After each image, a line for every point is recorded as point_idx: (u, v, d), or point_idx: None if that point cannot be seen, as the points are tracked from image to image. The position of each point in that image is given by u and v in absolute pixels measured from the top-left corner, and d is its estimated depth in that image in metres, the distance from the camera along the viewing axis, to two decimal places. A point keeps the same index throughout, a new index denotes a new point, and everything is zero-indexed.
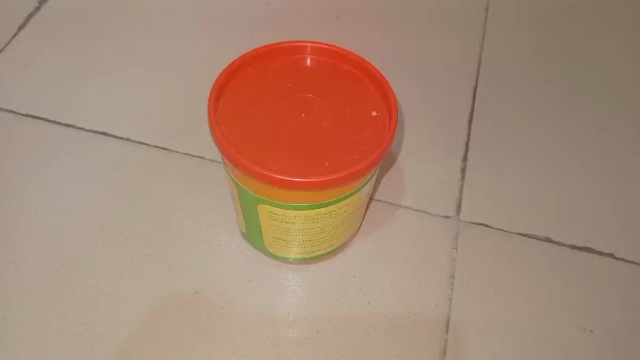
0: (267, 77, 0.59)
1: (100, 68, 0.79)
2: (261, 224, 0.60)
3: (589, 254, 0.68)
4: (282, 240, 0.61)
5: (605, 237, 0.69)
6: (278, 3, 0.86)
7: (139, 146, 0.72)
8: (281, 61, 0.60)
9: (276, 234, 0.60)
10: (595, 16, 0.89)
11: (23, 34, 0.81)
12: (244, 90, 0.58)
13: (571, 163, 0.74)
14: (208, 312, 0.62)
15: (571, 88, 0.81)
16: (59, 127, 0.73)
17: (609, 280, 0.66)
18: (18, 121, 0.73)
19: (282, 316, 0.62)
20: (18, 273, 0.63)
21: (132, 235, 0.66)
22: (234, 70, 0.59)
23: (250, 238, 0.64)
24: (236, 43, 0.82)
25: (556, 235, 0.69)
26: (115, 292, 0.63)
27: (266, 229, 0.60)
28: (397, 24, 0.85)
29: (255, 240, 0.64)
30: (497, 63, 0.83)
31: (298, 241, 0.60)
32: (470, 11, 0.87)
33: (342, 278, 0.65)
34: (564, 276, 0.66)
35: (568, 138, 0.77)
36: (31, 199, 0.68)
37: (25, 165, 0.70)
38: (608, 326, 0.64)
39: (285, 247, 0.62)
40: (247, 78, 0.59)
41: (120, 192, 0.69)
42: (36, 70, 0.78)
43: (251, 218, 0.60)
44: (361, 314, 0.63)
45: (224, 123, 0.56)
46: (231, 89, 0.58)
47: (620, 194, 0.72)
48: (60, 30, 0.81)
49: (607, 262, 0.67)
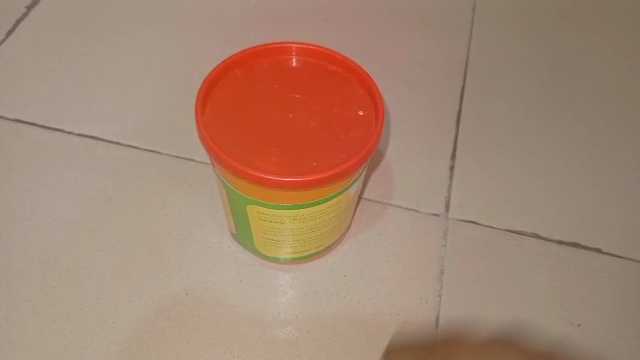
0: (255, 78, 0.60)
1: (90, 72, 0.79)
2: (251, 226, 0.60)
3: (576, 249, 0.68)
4: (273, 240, 0.61)
5: (592, 233, 0.70)
6: (267, 6, 0.86)
7: (129, 150, 0.73)
8: (268, 63, 0.61)
9: (267, 235, 0.60)
10: (580, 14, 0.90)
11: (11, 39, 0.81)
12: (231, 91, 0.59)
13: (559, 161, 0.75)
14: (199, 313, 0.62)
15: (557, 86, 0.82)
16: (48, 131, 0.73)
17: (596, 275, 0.67)
18: (8, 126, 0.73)
19: (272, 317, 0.63)
20: (9, 277, 0.63)
21: (122, 237, 0.66)
22: (222, 71, 0.59)
23: (241, 241, 0.65)
24: (224, 46, 0.82)
25: (544, 231, 0.69)
26: (106, 295, 0.63)
27: (256, 229, 0.60)
28: (385, 25, 0.86)
29: (247, 243, 0.64)
30: (484, 62, 0.83)
31: (288, 241, 0.61)
32: (457, 11, 0.88)
33: (333, 277, 0.65)
34: (552, 272, 0.67)
35: (554, 135, 0.77)
36: (22, 204, 0.68)
37: (14, 171, 0.70)
38: (597, 322, 0.64)
39: (275, 247, 0.62)
40: (234, 79, 0.60)
41: (111, 195, 0.69)
42: (25, 74, 0.78)
43: (242, 221, 0.60)
44: (351, 313, 0.63)
45: (211, 124, 0.56)
46: (218, 90, 0.59)
47: (606, 190, 0.73)
48: (48, 35, 0.82)
49: (594, 257, 0.68)
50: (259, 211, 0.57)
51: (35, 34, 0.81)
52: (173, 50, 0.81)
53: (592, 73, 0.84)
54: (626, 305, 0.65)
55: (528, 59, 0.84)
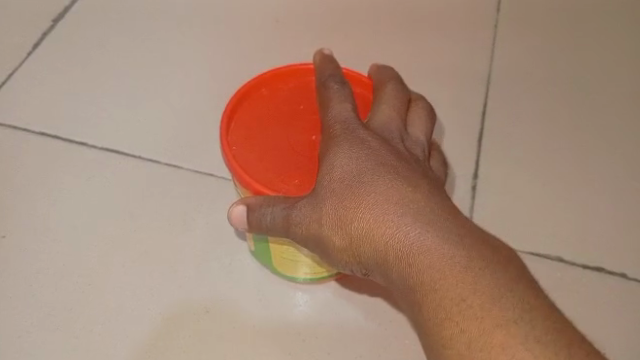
0: (280, 98, 0.60)
1: (114, 85, 0.79)
2: (266, 247, 0.62)
3: (601, 273, 0.68)
4: (285, 263, 0.62)
5: (617, 258, 0.70)
6: (288, 20, 0.87)
7: (153, 165, 0.73)
8: (296, 82, 0.61)
9: (279, 257, 0.62)
10: (604, 29, 0.89)
11: (37, 54, 0.80)
12: (257, 111, 0.59)
13: (586, 186, 0.75)
14: (219, 331, 0.63)
15: (581, 105, 0.82)
16: (72, 145, 0.74)
17: (623, 297, 0.67)
18: (33, 140, 0.74)
19: (292, 337, 0.63)
20: (31, 291, 0.64)
21: (143, 253, 0.67)
22: (249, 90, 0.60)
23: (256, 257, 0.67)
24: (246, 59, 0.83)
25: (568, 255, 0.70)
26: (126, 311, 0.63)
27: (275, 252, 0.61)
28: (407, 45, 0.86)
29: (261, 260, 0.66)
30: (507, 82, 0.83)
31: (300, 265, 0.62)
32: (480, 29, 0.88)
33: (351, 298, 0.65)
34: (578, 295, 0.67)
35: (579, 160, 0.77)
36: (45, 216, 0.69)
37: (38, 185, 0.71)
38: (625, 346, 0.64)
39: (295, 268, 0.62)
40: (260, 98, 0.60)
41: (132, 209, 0.70)
42: (50, 88, 0.78)
43: (256, 243, 0.62)
44: (370, 334, 0.63)
45: (235, 144, 0.56)
46: (244, 110, 0.59)
47: (632, 211, 0.73)
48: (74, 48, 0.82)
49: (620, 280, 0.68)
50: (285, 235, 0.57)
51: (60, 45, 0.82)
52: (197, 64, 0.82)
53: (617, 93, 0.83)
54: None
55: (553, 78, 0.84)
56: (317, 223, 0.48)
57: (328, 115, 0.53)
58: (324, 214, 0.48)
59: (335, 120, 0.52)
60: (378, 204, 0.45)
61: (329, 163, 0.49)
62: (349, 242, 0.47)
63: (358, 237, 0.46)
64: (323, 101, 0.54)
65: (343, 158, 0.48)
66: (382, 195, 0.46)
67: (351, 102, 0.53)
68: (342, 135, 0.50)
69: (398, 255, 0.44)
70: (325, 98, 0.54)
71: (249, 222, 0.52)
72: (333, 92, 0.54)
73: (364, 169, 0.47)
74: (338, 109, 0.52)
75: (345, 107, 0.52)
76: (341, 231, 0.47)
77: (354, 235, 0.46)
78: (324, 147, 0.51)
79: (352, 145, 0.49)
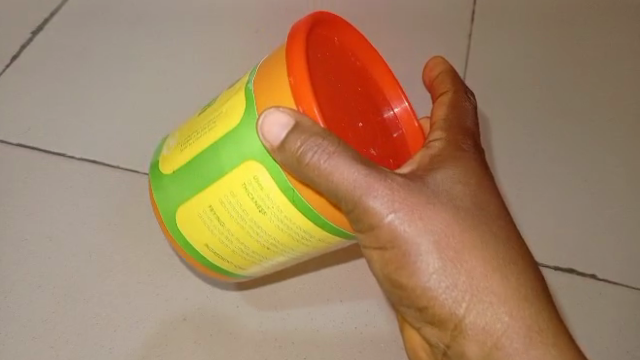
0: (339, 56, 0.52)
1: (94, 88, 0.75)
2: (213, 182, 0.50)
3: (571, 275, 0.71)
4: (205, 215, 0.52)
5: (593, 258, 0.72)
6: (276, 13, 0.84)
7: (134, 176, 0.70)
8: (364, 63, 0.53)
9: (212, 206, 0.51)
10: (593, 23, 0.89)
11: (16, 66, 0.74)
12: (327, 51, 0.51)
13: (569, 190, 0.77)
14: (196, 339, 0.63)
15: (567, 104, 0.83)
16: (49, 155, 0.70)
17: (595, 295, 0.70)
18: (9, 151, 0.69)
19: (268, 343, 0.64)
20: (10, 303, 0.62)
21: (121, 262, 0.66)
22: (332, 25, 0.52)
23: (163, 180, 0.55)
24: (231, 52, 0.80)
25: (542, 257, 0.72)
26: (104, 321, 0.62)
27: (229, 222, 0.51)
28: (397, 44, 0.83)
29: (168, 187, 0.55)
30: (495, 82, 0.83)
31: (219, 237, 0.53)
32: (466, 28, 0.86)
33: (329, 302, 0.67)
34: (556, 293, 0.70)
35: (562, 159, 0.79)
36: (22, 228, 0.66)
37: (13, 198, 0.67)
38: (601, 342, 0.68)
39: (240, 257, 0.55)
40: (328, 41, 0.51)
41: (112, 219, 0.68)
42: (28, 96, 0.73)
43: (206, 166, 0.51)
44: (345, 338, 0.65)
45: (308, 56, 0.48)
46: (319, 38, 0.51)
47: (610, 208, 0.76)
48: (54, 54, 0.76)
49: (592, 281, 0.71)
50: (264, 154, 0.47)
51: (40, 51, 0.76)
52: (179, 60, 0.78)
53: (602, 91, 0.84)
54: (624, 323, 0.69)
55: (539, 78, 0.84)
56: (411, 234, 0.45)
57: (458, 122, 0.52)
58: (430, 233, 0.45)
59: (462, 133, 0.51)
60: (507, 275, 0.47)
61: (452, 178, 0.48)
62: (461, 291, 0.46)
63: (476, 291, 0.46)
64: (453, 100, 0.54)
65: (470, 191, 0.48)
66: (511, 264, 0.47)
67: (475, 130, 0.53)
68: (468, 155, 0.50)
69: (524, 332, 0.46)
70: (457, 101, 0.54)
71: (290, 147, 0.44)
72: (469, 109, 0.54)
73: (493, 223, 0.47)
74: (469, 124, 0.53)
75: (473, 128, 0.53)
76: (440, 260, 0.45)
77: (473, 288, 0.46)
78: (450, 153, 0.49)
79: (482, 187, 0.48)
